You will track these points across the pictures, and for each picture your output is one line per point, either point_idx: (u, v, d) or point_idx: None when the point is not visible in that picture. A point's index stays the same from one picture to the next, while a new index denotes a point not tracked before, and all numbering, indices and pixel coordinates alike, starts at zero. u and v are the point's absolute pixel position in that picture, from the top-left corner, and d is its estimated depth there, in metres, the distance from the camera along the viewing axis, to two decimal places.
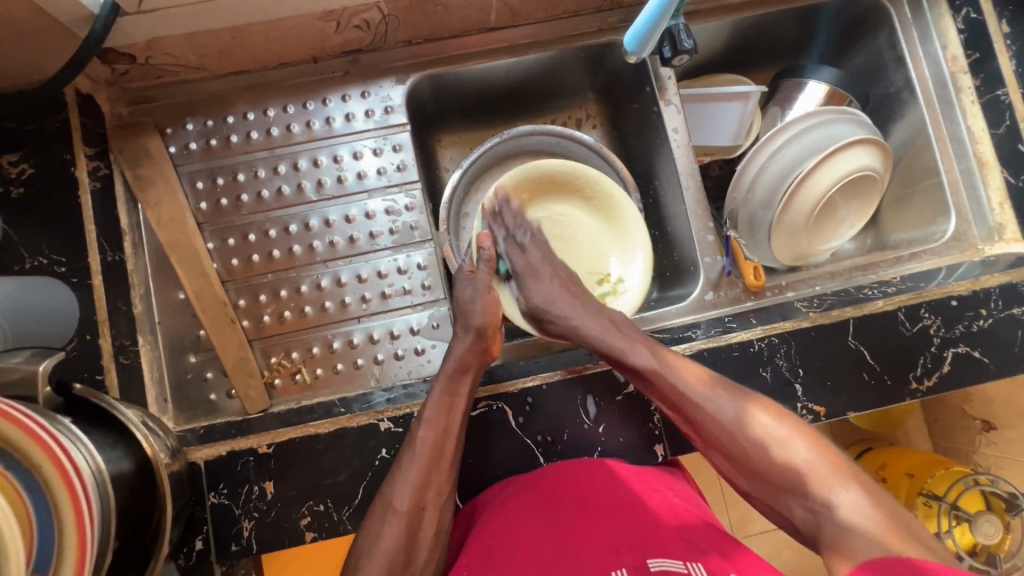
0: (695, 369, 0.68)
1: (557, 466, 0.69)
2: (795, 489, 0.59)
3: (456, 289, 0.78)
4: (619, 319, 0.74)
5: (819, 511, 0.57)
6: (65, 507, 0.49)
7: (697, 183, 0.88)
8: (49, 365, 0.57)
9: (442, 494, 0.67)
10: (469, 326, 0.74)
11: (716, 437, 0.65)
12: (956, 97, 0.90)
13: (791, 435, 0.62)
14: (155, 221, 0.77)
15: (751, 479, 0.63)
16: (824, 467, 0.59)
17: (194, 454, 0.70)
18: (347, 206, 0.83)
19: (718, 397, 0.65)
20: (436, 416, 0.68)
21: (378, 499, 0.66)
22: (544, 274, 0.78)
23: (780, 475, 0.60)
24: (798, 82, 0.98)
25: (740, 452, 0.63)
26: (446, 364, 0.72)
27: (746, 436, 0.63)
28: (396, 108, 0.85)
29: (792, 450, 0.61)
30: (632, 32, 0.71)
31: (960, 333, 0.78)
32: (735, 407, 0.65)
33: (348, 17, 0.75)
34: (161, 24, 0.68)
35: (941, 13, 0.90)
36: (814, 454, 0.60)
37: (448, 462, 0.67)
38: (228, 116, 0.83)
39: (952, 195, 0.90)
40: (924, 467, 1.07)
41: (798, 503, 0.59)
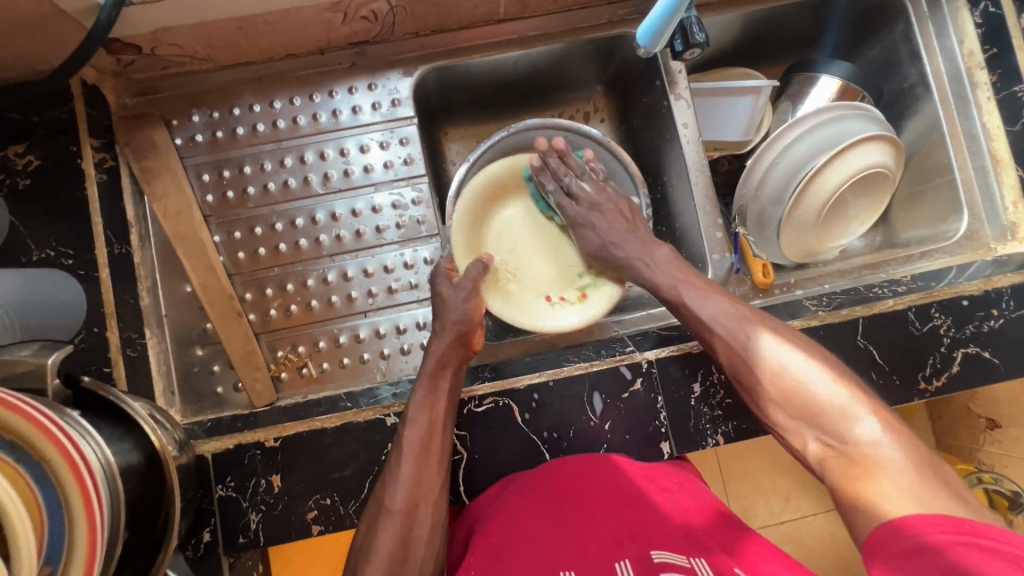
0: (733, 305, 0.70)
1: (553, 464, 0.69)
2: (811, 419, 0.59)
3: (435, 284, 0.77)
4: (666, 255, 0.77)
5: (834, 442, 0.57)
6: (75, 500, 0.49)
7: (707, 179, 0.87)
8: (57, 358, 0.57)
9: (434, 489, 0.67)
10: (447, 324, 0.74)
11: (735, 366, 0.66)
12: (972, 93, 0.88)
13: (815, 366, 0.61)
14: (162, 214, 0.77)
15: (764, 406, 0.64)
16: (846, 398, 0.58)
17: (201, 447, 0.70)
18: (353, 200, 0.82)
19: (750, 331, 0.66)
20: (420, 412, 0.69)
21: (374, 498, 0.67)
22: (597, 216, 0.82)
23: (797, 404, 0.60)
24: (810, 76, 0.97)
25: (758, 382, 0.64)
26: (428, 360, 0.73)
27: (764, 363, 0.64)
28: (403, 100, 0.84)
29: (814, 381, 0.60)
30: (646, 25, 0.70)
31: (971, 333, 0.78)
32: (756, 337, 0.66)
33: (356, 8, 0.74)
34: (167, 14, 0.67)
35: (958, 7, 0.88)
36: (839, 387, 0.59)
37: (437, 456, 0.68)
38: (234, 108, 0.82)
39: (965, 193, 0.89)
40: None
41: (815, 434, 0.59)
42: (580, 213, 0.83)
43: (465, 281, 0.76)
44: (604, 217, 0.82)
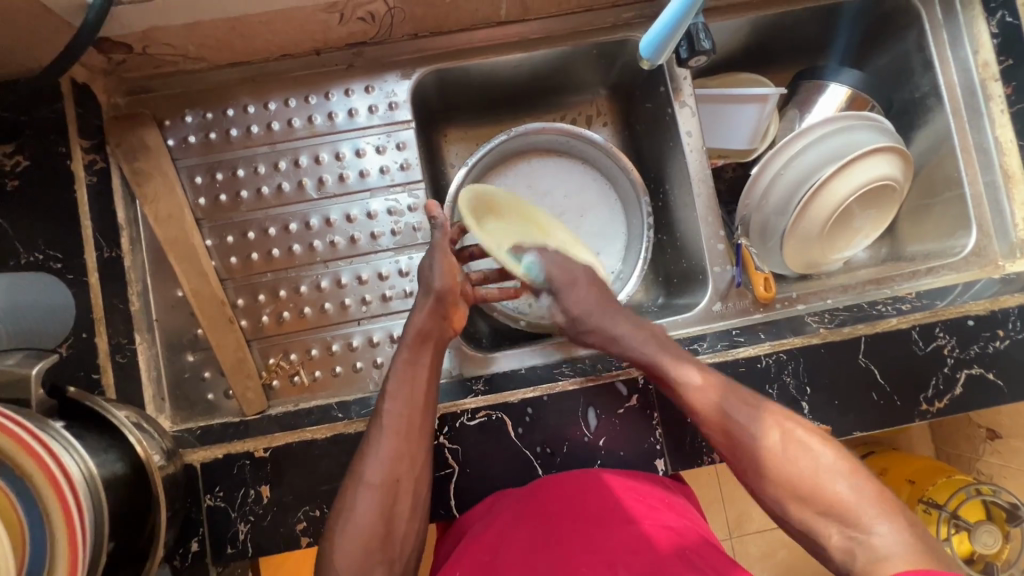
0: (736, 390, 0.67)
1: (545, 480, 0.68)
2: (835, 517, 0.57)
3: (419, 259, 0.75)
4: (660, 334, 0.73)
5: (859, 541, 0.54)
6: (55, 517, 0.48)
7: (709, 190, 0.85)
8: (42, 368, 0.56)
9: (415, 467, 0.66)
10: (426, 292, 0.72)
11: (753, 455, 0.63)
12: (985, 106, 0.86)
13: (837, 461, 0.59)
14: (153, 217, 0.75)
15: (780, 499, 0.61)
16: (870, 496, 0.56)
17: (190, 456, 0.69)
18: (348, 205, 0.81)
19: (758, 419, 0.64)
20: (401, 386, 0.68)
21: (351, 474, 0.65)
22: (582, 286, 0.78)
23: (821, 500, 0.58)
24: (818, 84, 0.94)
25: (779, 476, 0.61)
26: (407, 333, 0.72)
27: (783, 452, 0.61)
28: (401, 103, 0.82)
29: (837, 477, 0.58)
30: (649, 38, 0.67)
31: (975, 354, 0.76)
32: (779, 428, 0.63)
33: (352, 9, 0.72)
34: (159, 15, 0.65)
35: (974, 15, 0.85)
36: (860, 483, 0.58)
37: (418, 432, 0.67)
38: (228, 109, 0.80)
39: (974, 209, 0.87)
40: (925, 475, 1.06)
41: (837, 529, 0.56)
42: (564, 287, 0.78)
43: (435, 246, 0.74)
44: (585, 295, 0.77)
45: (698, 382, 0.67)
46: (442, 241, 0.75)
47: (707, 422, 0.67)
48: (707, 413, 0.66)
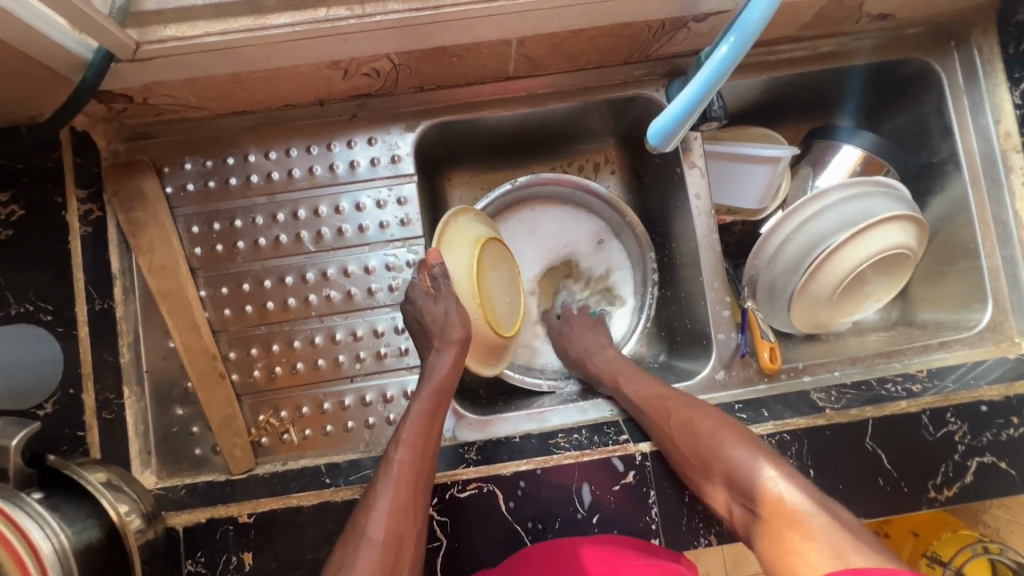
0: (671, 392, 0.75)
1: (528, 551, 0.66)
2: (725, 478, 0.66)
3: (421, 305, 0.72)
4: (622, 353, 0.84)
5: (754, 502, 0.63)
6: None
7: (716, 256, 0.83)
8: (21, 439, 0.55)
9: (419, 522, 0.65)
10: (450, 339, 0.71)
11: (662, 434, 0.71)
12: (1005, 177, 0.83)
13: (716, 428, 0.69)
14: (147, 268, 0.74)
15: (686, 470, 0.69)
16: (751, 458, 0.66)
17: (173, 518, 0.67)
18: (346, 258, 0.79)
19: (687, 411, 0.72)
20: (415, 437, 0.69)
21: (350, 530, 0.63)
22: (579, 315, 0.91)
23: (716, 467, 0.67)
24: (831, 144, 0.92)
25: (682, 447, 0.70)
26: (429, 381, 0.71)
27: (679, 427, 0.71)
28: (404, 156, 0.81)
29: (722, 443, 0.68)
30: (655, 126, 0.63)
31: (987, 441, 0.73)
32: (675, 407, 0.72)
33: (357, 66, 0.71)
34: (160, 72, 0.64)
35: (996, 84, 0.83)
36: (741, 448, 0.67)
37: (425, 485, 0.67)
38: (229, 157, 0.79)
39: (990, 281, 0.84)
40: (930, 527, 1.03)
41: (748, 504, 0.64)
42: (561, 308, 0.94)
43: (447, 296, 0.72)
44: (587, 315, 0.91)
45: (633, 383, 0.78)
46: (447, 292, 0.72)
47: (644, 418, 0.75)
48: (652, 412, 0.74)
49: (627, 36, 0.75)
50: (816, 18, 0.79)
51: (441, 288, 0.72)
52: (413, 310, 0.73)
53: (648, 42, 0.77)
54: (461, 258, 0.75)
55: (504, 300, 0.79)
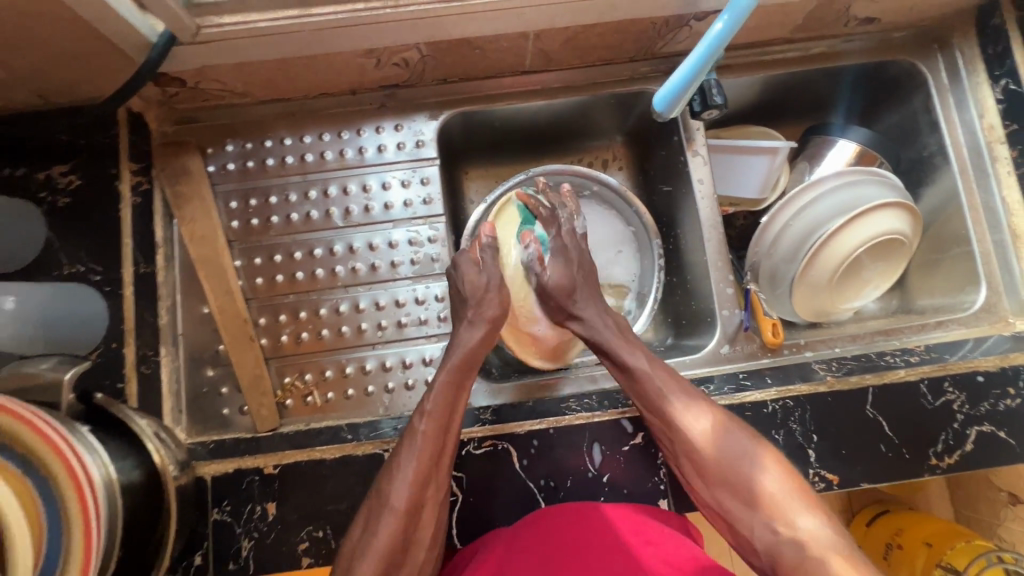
0: (695, 394, 0.71)
1: (538, 514, 0.69)
2: (759, 509, 0.64)
3: (463, 273, 0.78)
4: (626, 326, 0.80)
5: (771, 523, 0.62)
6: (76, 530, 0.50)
7: (719, 235, 0.88)
8: (74, 374, 0.60)
9: (439, 491, 0.67)
10: (482, 315, 0.76)
11: (691, 452, 0.68)
12: (991, 167, 0.88)
13: (760, 454, 0.66)
14: (188, 237, 0.80)
15: (713, 489, 0.67)
16: (789, 489, 0.64)
17: (202, 468, 0.71)
18: (370, 234, 0.85)
19: (708, 418, 0.69)
20: (438, 410, 0.70)
21: (375, 495, 0.65)
22: (576, 261, 0.81)
23: (748, 494, 0.64)
24: (827, 139, 0.98)
25: (715, 468, 0.67)
26: (455, 355, 0.74)
27: (721, 449, 0.67)
28: (427, 142, 0.87)
29: (761, 471, 0.65)
30: (661, 93, 0.70)
31: (985, 411, 0.76)
32: (716, 426, 0.68)
33: (388, 55, 0.78)
34: (214, 55, 0.72)
35: (978, 82, 0.89)
36: (766, 466, 0.65)
37: (447, 459, 0.69)
38: (266, 140, 0.86)
39: (983, 265, 0.88)
40: (943, 538, 1.05)
41: (761, 523, 0.63)
42: (559, 235, 0.82)
43: (490, 268, 0.79)
44: (574, 273, 0.81)
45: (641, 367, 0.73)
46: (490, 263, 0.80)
47: (651, 415, 0.71)
48: (658, 410, 0.70)
49: (634, 33, 0.82)
50: (807, 19, 0.86)
51: (486, 260, 0.80)
52: (456, 277, 0.79)
53: (653, 40, 0.84)
54: (517, 236, 0.85)
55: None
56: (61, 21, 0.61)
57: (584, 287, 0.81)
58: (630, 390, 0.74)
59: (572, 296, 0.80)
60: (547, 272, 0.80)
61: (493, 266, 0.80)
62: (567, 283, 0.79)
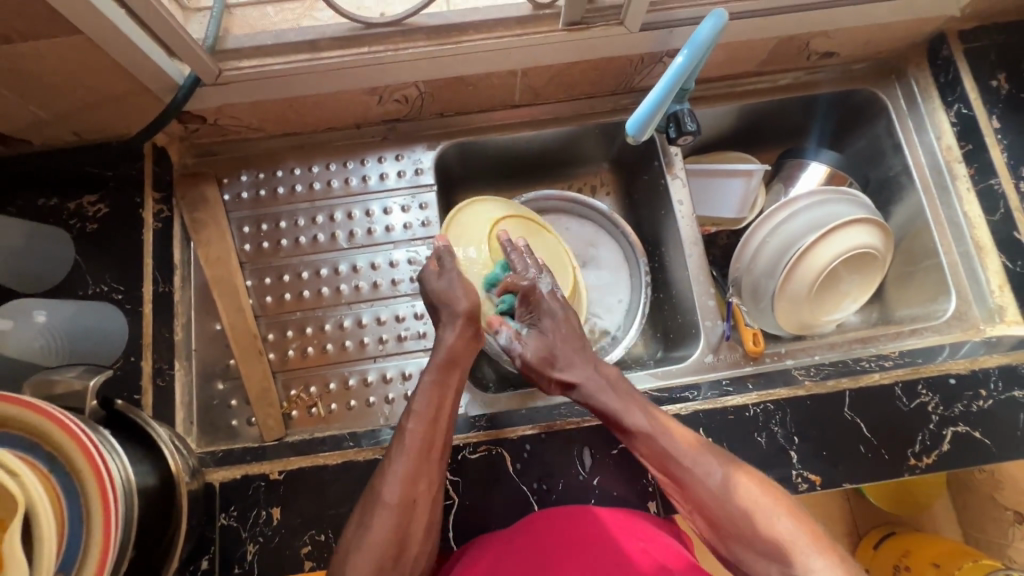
0: (695, 442, 0.71)
1: (539, 514, 0.72)
2: (773, 557, 0.63)
3: (427, 282, 0.82)
4: (615, 376, 0.79)
5: (789, 573, 0.61)
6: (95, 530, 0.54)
7: (700, 251, 0.94)
8: (98, 381, 0.65)
9: (431, 486, 0.70)
10: (457, 313, 0.79)
11: (699, 500, 0.68)
12: (952, 184, 0.94)
13: (770, 504, 0.65)
14: (204, 259, 0.86)
15: (728, 539, 0.67)
16: (801, 535, 0.63)
17: (211, 475, 0.75)
18: (373, 254, 0.91)
19: (707, 463, 0.69)
20: (426, 407, 0.73)
21: (369, 492, 0.69)
22: (553, 327, 0.82)
23: (763, 545, 0.64)
24: (800, 162, 1.05)
25: (727, 520, 0.67)
26: (438, 355, 0.77)
27: (733, 502, 0.66)
28: (426, 170, 0.95)
29: (772, 516, 0.64)
30: (633, 117, 0.77)
31: (960, 412, 0.79)
32: (720, 473, 0.68)
33: (390, 93, 0.87)
34: (233, 94, 0.80)
35: (934, 107, 0.96)
36: (774, 510, 0.65)
37: (438, 455, 0.71)
38: (277, 170, 0.93)
39: (952, 276, 0.93)
40: (950, 558, 1.06)
41: (778, 570, 0.63)
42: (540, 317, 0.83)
43: (452, 271, 0.82)
44: (553, 340, 0.81)
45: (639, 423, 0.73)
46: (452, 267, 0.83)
47: (658, 468, 0.71)
48: (664, 467, 0.70)
49: (613, 69, 0.90)
50: (772, 54, 0.94)
51: (446, 265, 0.83)
52: (425, 284, 0.83)
53: (631, 75, 0.92)
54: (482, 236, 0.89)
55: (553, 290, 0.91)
56: (100, 65, 0.69)
57: (564, 351, 0.80)
58: (632, 447, 0.74)
59: (554, 364, 0.79)
60: (524, 349, 0.80)
61: (454, 271, 0.82)
62: (546, 352, 0.80)
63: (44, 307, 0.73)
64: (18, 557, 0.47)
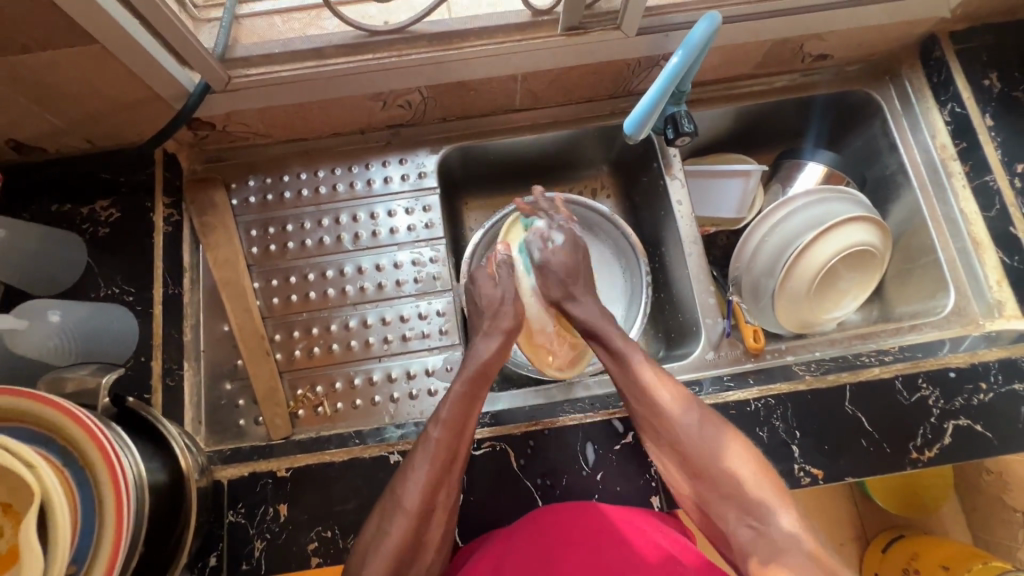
0: (680, 390, 0.74)
1: (539, 511, 0.72)
2: (734, 502, 0.66)
3: (481, 288, 0.86)
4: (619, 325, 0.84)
5: (749, 518, 0.64)
6: (108, 524, 0.55)
7: (700, 250, 0.95)
8: (110, 378, 0.67)
9: (450, 495, 0.70)
10: (498, 326, 0.82)
11: (672, 443, 0.71)
12: (947, 181, 0.96)
13: (740, 454, 0.68)
14: (213, 261, 0.88)
15: (699, 487, 0.69)
16: (763, 484, 0.66)
17: (219, 472, 0.76)
18: (378, 256, 0.93)
19: (688, 409, 0.72)
20: (452, 416, 0.73)
21: (388, 497, 0.69)
22: (581, 251, 0.89)
23: (726, 491, 0.67)
24: (798, 163, 1.06)
25: (695, 465, 0.69)
26: (471, 366, 0.78)
27: (710, 449, 0.69)
28: (429, 173, 0.97)
29: (740, 466, 0.67)
30: (631, 116, 0.78)
31: (961, 405, 0.80)
32: (699, 420, 0.71)
33: (394, 98, 0.89)
34: (241, 100, 0.83)
35: (927, 107, 0.98)
36: (742, 461, 0.68)
37: (460, 463, 0.72)
38: (284, 175, 0.96)
39: (950, 272, 0.94)
40: (959, 560, 1.05)
41: (736, 514, 0.66)
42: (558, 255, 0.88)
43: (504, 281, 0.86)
44: (579, 261, 0.88)
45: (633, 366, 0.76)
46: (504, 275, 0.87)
47: (639, 409, 0.75)
48: (646, 408, 0.73)
49: (611, 73, 0.92)
50: (766, 57, 0.96)
51: (501, 276, 0.87)
52: (475, 291, 0.87)
53: (629, 78, 0.94)
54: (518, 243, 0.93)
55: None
56: (114, 73, 0.72)
57: (584, 277, 0.87)
58: (620, 386, 0.77)
59: (576, 279, 0.86)
60: (553, 255, 0.86)
61: (509, 280, 0.87)
62: (571, 267, 0.86)
63: (57, 307, 0.75)
64: (34, 546, 0.48)
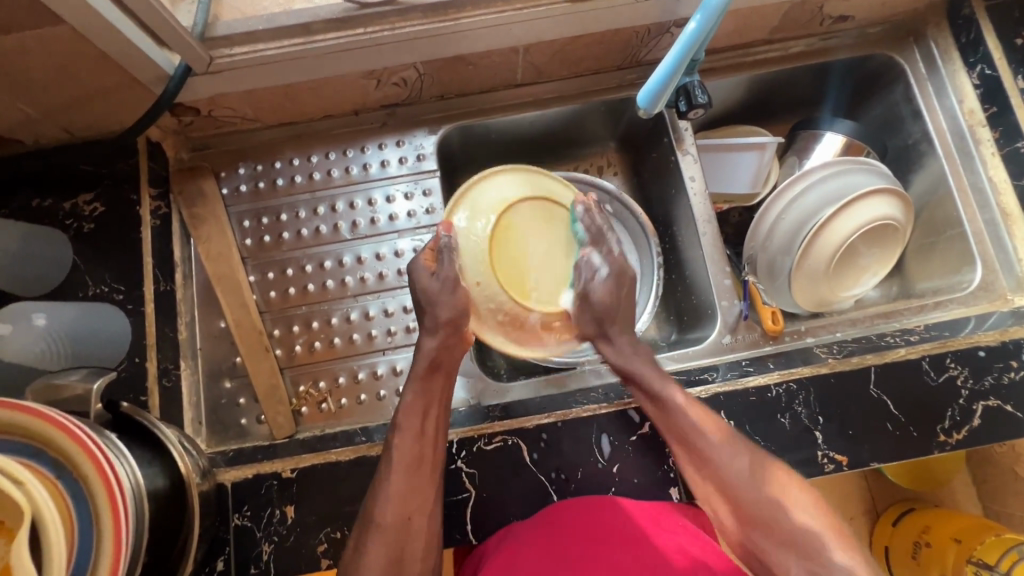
0: (722, 427, 0.71)
1: (554, 508, 0.69)
2: (794, 550, 0.63)
3: (417, 277, 0.75)
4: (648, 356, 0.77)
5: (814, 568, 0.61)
6: (104, 538, 0.52)
7: (714, 229, 0.91)
8: (101, 383, 0.63)
9: (427, 500, 0.68)
10: (437, 321, 0.74)
11: (721, 482, 0.68)
12: (975, 149, 0.91)
13: (796, 491, 0.65)
14: (205, 255, 0.84)
15: (751, 529, 0.66)
16: (826, 529, 0.63)
17: (222, 475, 0.73)
18: (378, 244, 0.89)
19: (733, 449, 0.69)
20: (410, 420, 0.71)
21: (364, 514, 0.67)
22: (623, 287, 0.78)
23: (783, 535, 0.64)
24: (815, 133, 1.01)
25: (747, 507, 0.66)
26: (419, 363, 0.74)
27: (761, 490, 0.66)
28: (428, 155, 0.92)
29: (796, 506, 0.64)
30: (645, 90, 0.74)
31: (990, 386, 0.77)
32: (747, 457, 0.68)
33: (388, 76, 0.84)
34: (225, 83, 0.78)
35: (955, 69, 0.92)
36: (799, 503, 0.65)
37: (429, 467, 0.69)
38: (275, 162, 0.91)
39: (977, 245, 0.89)
40: (971, 533, 1.03)
41: (799, 562, 0.62)
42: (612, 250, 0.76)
43: (445, 273, 0.73)
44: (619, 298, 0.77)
45: (668, 404, 0.72)
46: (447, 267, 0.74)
47: (681, 446, 0.71)
48: (688, 449, 0.70)
49: (618, 42, 0.86)
50: (784, 19, 0.90)
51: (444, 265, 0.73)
52: (412, 280, 0.76)
53: (637, 48, 0.89)
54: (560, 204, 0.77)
55: (535, 267, 0.71)
56: (83, 55, 0.66)
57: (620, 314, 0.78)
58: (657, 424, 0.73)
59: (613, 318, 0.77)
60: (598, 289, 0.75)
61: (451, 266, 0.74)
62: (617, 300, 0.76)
63: (43, 310, 0.71)
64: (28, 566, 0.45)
